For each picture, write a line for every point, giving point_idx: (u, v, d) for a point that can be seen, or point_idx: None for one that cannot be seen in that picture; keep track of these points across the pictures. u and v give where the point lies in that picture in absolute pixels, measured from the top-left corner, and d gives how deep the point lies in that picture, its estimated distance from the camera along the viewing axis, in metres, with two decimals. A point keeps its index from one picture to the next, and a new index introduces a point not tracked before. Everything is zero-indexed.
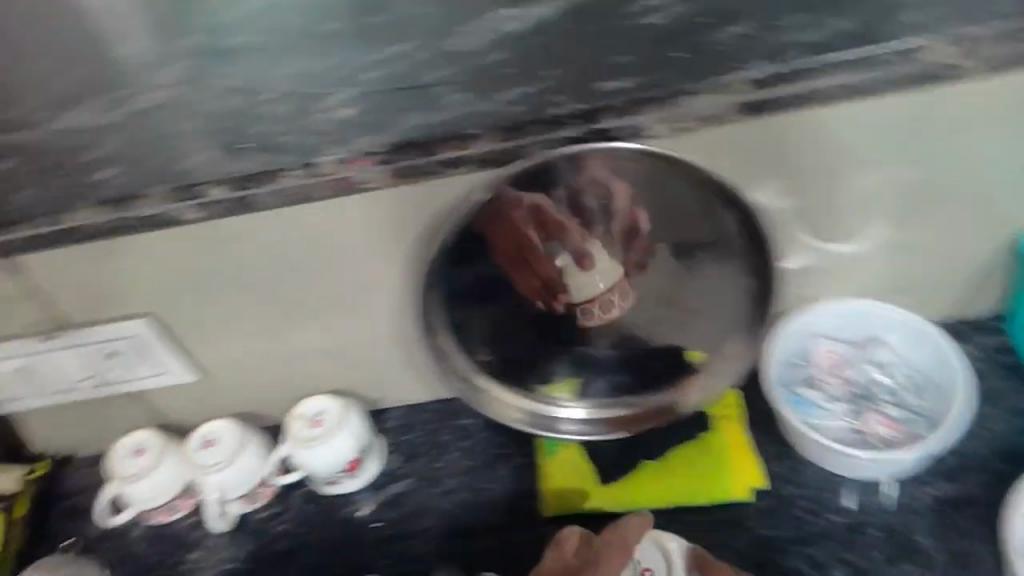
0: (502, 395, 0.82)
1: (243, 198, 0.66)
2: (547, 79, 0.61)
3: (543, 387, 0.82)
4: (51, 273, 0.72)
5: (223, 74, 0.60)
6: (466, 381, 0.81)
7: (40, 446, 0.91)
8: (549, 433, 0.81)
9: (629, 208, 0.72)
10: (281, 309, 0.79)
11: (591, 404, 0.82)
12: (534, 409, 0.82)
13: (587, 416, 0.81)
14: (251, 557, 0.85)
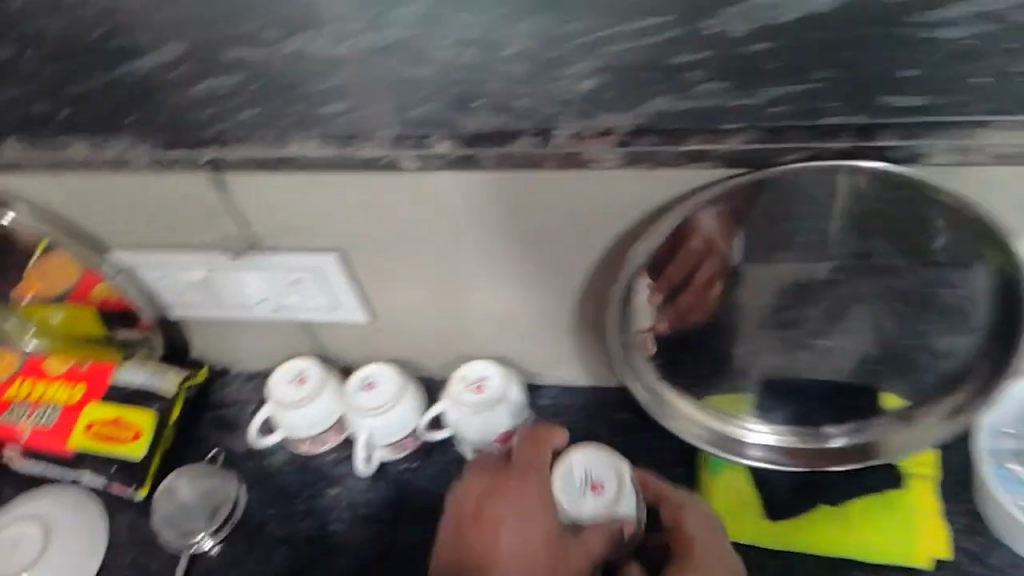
0: (682, 409, 0.76)
1: (468, 156, 0.63)
2: (820, 81, 0.54)
3: (721, 404, 0.76)
4: (254, 194, 0.72)
5: (459, 23, 0.56)
6: (650, 390, 0.75)
7: (199, 352, 0.94)
8: (734, 457, 0.77)
9: (703, 252, 0.68)
10: (467, 270, 0.77)
11: (777, 431, 0.76)
12: (717, 427, 0.76)
13: (776, 444, 0.76)
14: (388, 505, 0.84)
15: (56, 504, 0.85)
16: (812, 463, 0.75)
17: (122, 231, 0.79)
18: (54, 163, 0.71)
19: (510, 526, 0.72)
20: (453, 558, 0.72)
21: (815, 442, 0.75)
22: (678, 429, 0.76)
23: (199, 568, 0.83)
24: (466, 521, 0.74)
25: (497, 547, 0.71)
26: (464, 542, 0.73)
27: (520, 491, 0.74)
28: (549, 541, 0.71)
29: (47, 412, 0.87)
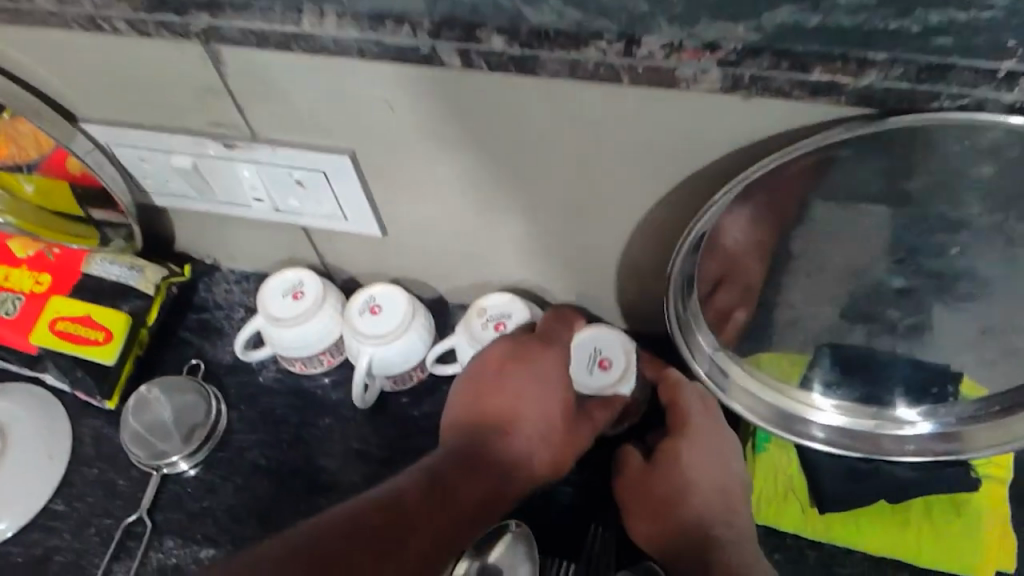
0: (737, 377, 0.67)
1: (527, 57, 0.50)
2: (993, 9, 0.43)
3: (777, 371, 0.67)
4: (255, 77, 0.59)
5: None
6: (712, 362, 0.67)
7: (182, 246, 0.83)
8: (794, 438, 0.67)
9: (744, 276, 0.63)
10: (507, 189, 0.65)
11: (843, 407, 0.67)
12: (776, 403, 0.67)
13: (840, 422, 0.67)
14: (385, 444, 0.74)
15: (15, 403, 0.77)
16: (883, 451, 0.66)
17: (97, 102, 0.66)
18: (12, 13, 0.58)
19: (533, 391, 0.65)
20: (466, 418, 0.65)
21: (889, 428, 0.66)
22: (739, 407, 0.67)
23: (171, 492, 0.74)
24: (481, 380, 0.66)
25: (519, 409, 0.64)
26: (481, 402, 0.65)
27: (543, 359, 0.66)
28: (565, 411, 0.66)
29: (9, 301, 0.78)
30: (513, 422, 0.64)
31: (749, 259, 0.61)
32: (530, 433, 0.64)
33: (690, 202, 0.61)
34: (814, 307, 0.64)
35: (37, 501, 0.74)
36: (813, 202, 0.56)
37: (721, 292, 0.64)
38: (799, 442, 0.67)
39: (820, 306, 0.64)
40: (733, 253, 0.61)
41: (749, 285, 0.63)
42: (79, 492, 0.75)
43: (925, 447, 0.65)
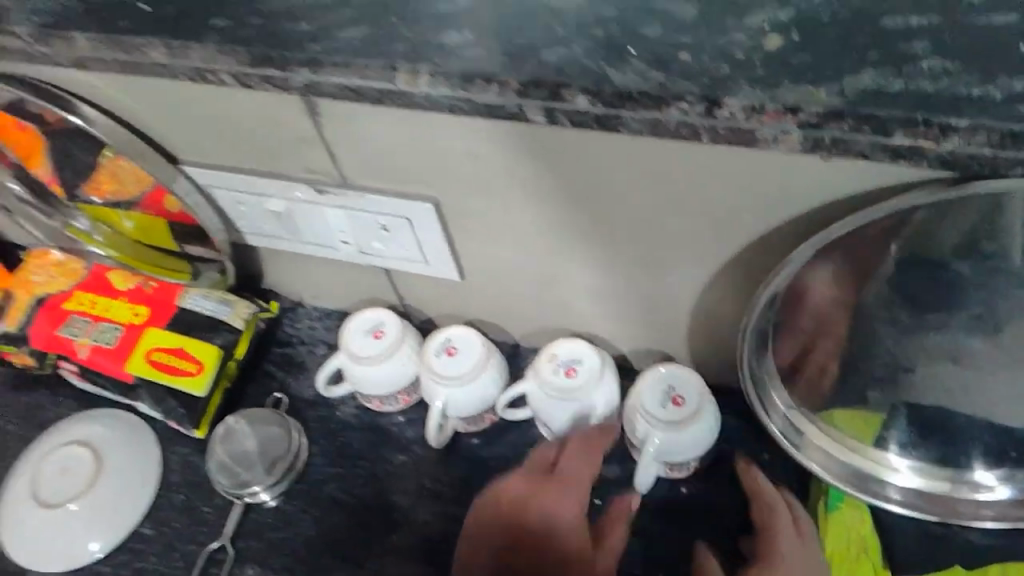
0: (812, 434, 0.66)
1: (612, 118, 0.51)
2: None
3: (852, 428, 0.66)
4: (350, 128, 0.63)
5: None
6: (784, 419, 0.65)
7: (271, 283, 0.87)
8: (868, 499, 0.66)
9: (825, 324, 0.62)
10: (582, 239, 0.67)
11: (919, 469, 0.65)
12: (850, 460, 0.66)
13: (916, 485, 0.65)
14: (456, 484, 0.76)
15: (109, 429, 0.81)
16: (959, 514, 0.64)
17: (198, 145, 0.70)
18: (126, 65, 0.62)
19: (552, 517, 0.71)
20: (488, 534, 0.71)
21: (964, 491, 0.64)
22: (815, 466, 0.66)
23: (252, 521, 0.77)
24: (502, 508, 0.72)
25: (538, 536, 0.70)
26: (502, 524, 0.71)
27: (558, 495, 0.72)
28: (582, 539, 0.70)
29: (108, 332, 0.82)
30: (533, 542, 0.69)
31: (844, 304, 0.60)
32: (549, 553, 0.69)
33: (764, 257, 0.62)
34: (895, 367, 0.63)
35: (122, 528, 0.78)
36: (892, 261, 0.56)
37: (799, 352, 0.63)
38: (873, 502, 0.66)
39: (896, 365, 0.64)
40: (828, 303, 0.60)
41: (840, 331, 0.62)
42: (167, 517, 0.78)
43: (1008, 514, 0.63)
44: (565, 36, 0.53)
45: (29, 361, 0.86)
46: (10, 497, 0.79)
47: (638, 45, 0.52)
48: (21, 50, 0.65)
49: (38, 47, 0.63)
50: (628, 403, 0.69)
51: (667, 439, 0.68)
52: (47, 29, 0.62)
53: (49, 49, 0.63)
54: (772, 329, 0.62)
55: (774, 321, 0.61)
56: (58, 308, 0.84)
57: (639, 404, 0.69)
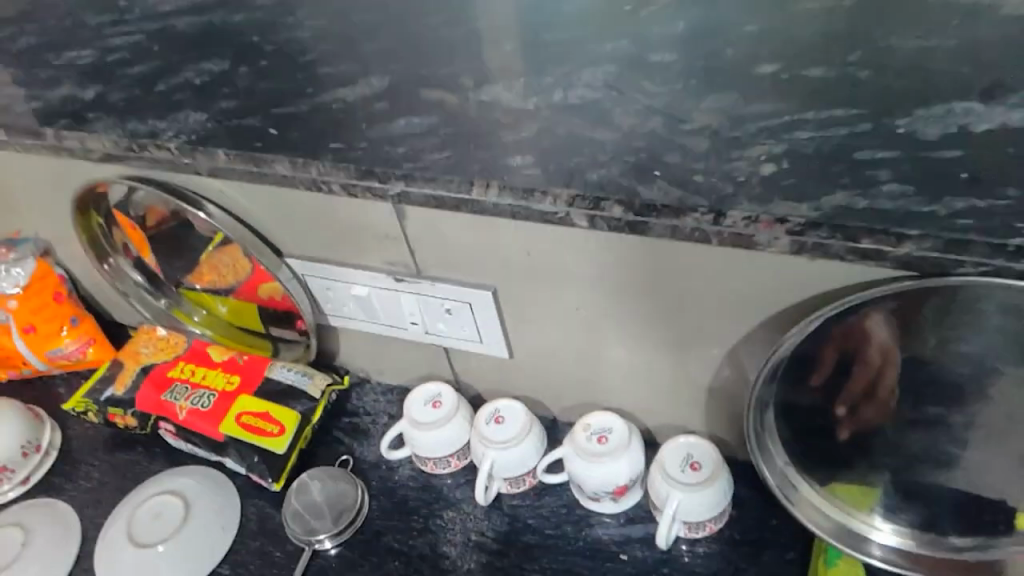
0: (809, 495, 0.77)
1: (640, 224, 0.65)
2: (986, 203, 0.59)
3: (846, 496, 0.76)
4: (430, 227, 0.78)
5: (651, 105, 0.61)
6: (782, 472, 0.77)
7: (343, 360, 1.02)
8: (860, 555, 0.74)
9: (880, 364, 0.70)
10: (615, 325, 0.80)
11: (901, 533, 0.75)
12: (843, 521, 0.76)
13: (899, 546, 0.75)
14: (500, 538, 0.85)
15: (198, 482, 0.94)
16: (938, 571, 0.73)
17: (299, 240, 0.87)
18: (255, 174, 0.79)
19: None
20: None
21: (939, 551, 0.74)
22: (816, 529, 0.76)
23: (318, 565, 0.87)
24: None
25: None
26: None
27: None
28: None
29: (205, 397, 0.95)
30: None
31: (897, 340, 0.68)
32: None
33: (765, 343, 0.74)
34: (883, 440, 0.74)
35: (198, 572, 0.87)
36: (872, 341, 0.68)
37: (862, 393, 0.72)
38: (864, 558, 0.74)
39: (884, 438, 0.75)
40: (887, 338, 0.68)
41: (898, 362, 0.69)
42: (243, 560, 0.89)
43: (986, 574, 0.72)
44: (605, 160, 0.68)
45: (133, 423, 0.98)
46: (108, 536, 0.91)
47: (662, 169, 0.66)
48: (170, 160, 0.82)
49: (184, 158, 0.81)
50: (654, 471, 0.80)
51: (687, 498, 0.78)
52: (196, 145, 0.79)
53: (192, 160, 0.81)
54: (823, 383, 0.72)
55: (818, 376, 0.72)
56: (163, 375, 0.99)
57: (662, 469, 0.79)
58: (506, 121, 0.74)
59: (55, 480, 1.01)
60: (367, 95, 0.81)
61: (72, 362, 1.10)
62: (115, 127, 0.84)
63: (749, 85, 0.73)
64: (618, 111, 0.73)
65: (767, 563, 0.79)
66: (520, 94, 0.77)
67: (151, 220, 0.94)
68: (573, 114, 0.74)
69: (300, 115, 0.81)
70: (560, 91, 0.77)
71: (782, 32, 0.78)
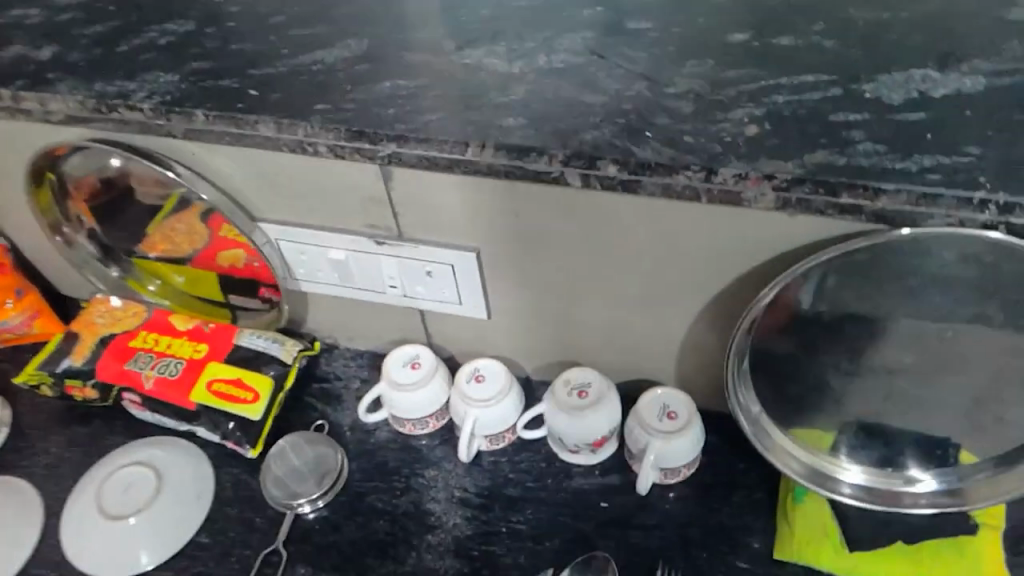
0: (781, 441, 0.82)
1: (633, 181, 0.68)
2: (950, 160, 0.64)
3: (812, 440, 0.82)
4: (415, 190, 0.79)
5: None
6: (755, 420, 0.81)
7: (310, 327, 1.01)
8: (827, 492, 0.80)
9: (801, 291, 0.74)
10: (595, 283, 0.83)
11: (867, 470, 0.81)
12: (812, 463, 0.81)
13: (865, 483, 0.80)
14: (483, 493, 0.87)
15: (169, 453, 0.91)
16: (901, 504, 0.79)
17: (275, 204, 0.86)
18: (235, 137, 0.78)
19: None
20: None
21: (903, 485, 0.80)
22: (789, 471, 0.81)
23: (301, 528, 0.87)
24: None
25: None
26: None
27: None
28: None
29: (171, 364, 0.93)
30: None
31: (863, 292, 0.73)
32: None
33: (738, 297, 0.79)
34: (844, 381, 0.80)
35: (175, 543, 0.86)
36: (834, 288, 0.74)
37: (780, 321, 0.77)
38: (830, 496, 0.80)
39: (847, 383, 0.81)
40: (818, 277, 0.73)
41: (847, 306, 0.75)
42: (222, 527, 0.88)
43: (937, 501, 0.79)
44: (597, 121, 0.70)
45: (94, 395, 0.96)
46: (74, 511, 0.88)
47: (653, 130, 0.69)
48: (141, 122, 0.80)
49: (157, 120, 0.79)
50: (630, 420, 0.83)
51: (663, 446, 0.82)
52: (171, 106, 0.77)
53: (167, 122, 0.78)
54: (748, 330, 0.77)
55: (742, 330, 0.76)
56: (124, 345, 0.95)
57: (639, 419, 0.82)
58: (493, 84, 0.76)
59: (8, 457, 0.97)
60: (346, 57, 0.81)
61: (16, 335, 1.06)
62: (80, 87, 0.82)
63: (727, 52, 0.76)
64: (603, 75, 0.75)
65: (737, 503, 0.84)
66: (504, 59, 0.79)
67: (88, 189, 0.95)
68: (560, 78, 0.76)
69: (280, 77, 0.79)
70: (544, 57, 0.78)
71: (751, 3, 0.82)
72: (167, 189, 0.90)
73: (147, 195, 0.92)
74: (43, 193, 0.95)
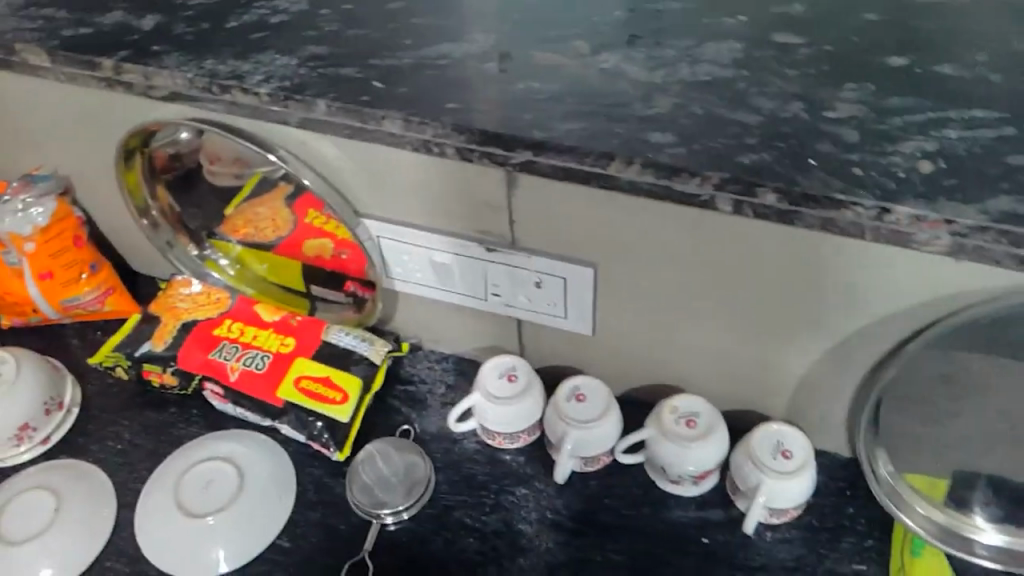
0: (912, 500, 0.81)
1: (791, 213, 0.64)
2: None
3: (941, 497, 0.81)
4: (540, 199, 0.75)
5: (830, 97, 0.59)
6: (887, 488, 0.81)
7: (394, 327, 0.98)
8: (962, 554, 0.79)
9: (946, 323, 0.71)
10: (714, 309, 0.78)
11: (1003, 529, 0.79)
12: (944, 522, 0.80)
13: (1003, 543, 0.79)
14: (577, 517, 0.85)
15: (251, 449, 0.88)
16: None
17: (382, 201, 0.82)
18: (357, 128, 0.73)
19: None
20: None
21: None
22: (910, 521, 0.80)
23: (387, 540, 0.84)
24: None
25: None
26: None
27: None
28: None
29: (257, 357, 0.92)
30: None
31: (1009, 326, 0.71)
32: None
33: (871, 337, 0.75)
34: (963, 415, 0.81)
35: (255, 545, 0.83)
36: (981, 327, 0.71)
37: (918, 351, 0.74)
38: (964, 557, 0.79)
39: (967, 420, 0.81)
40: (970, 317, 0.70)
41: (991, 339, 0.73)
42: (304, 532, 0.85)
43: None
44: (755, 143, 0.66)
45: (173, 382, 0.94)
46: (150, 505, 0.85)
47: (817, 158, 0.64)
48: (254, 106, 0.75)
49: (273, 106, 0.74)
50: (741, 453, 0.80)
51: (775, 485, 0.78)
52: (291, 93, 0.72)
53: (284, 108, 0.74)
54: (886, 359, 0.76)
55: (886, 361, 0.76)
56: (207, 334, 0.94)
57: (750, 455, 0.79)
58: (637, 94, 0.71)
59: (78, 439, 0.93)
60: (474, 52, 0.75)
61: (87, 312, 1.02)
62: (190, 63, 0.76)
63: (891, 79, 0.70)
64: (755, 93, 0.70)
65: (847, 549, 0.82)
66: (644, 66, 0.73)
67: (161, 164, 0.92)
68: (707, 92, 0.70)
69: (405, 69, 0.74)
70: (687, 68, 0.72)
71: (914, 22, 0.75)
72: (246, 169, 0.87)
73: (220, 175, 0.90)
74: (132, 173, 0.92)
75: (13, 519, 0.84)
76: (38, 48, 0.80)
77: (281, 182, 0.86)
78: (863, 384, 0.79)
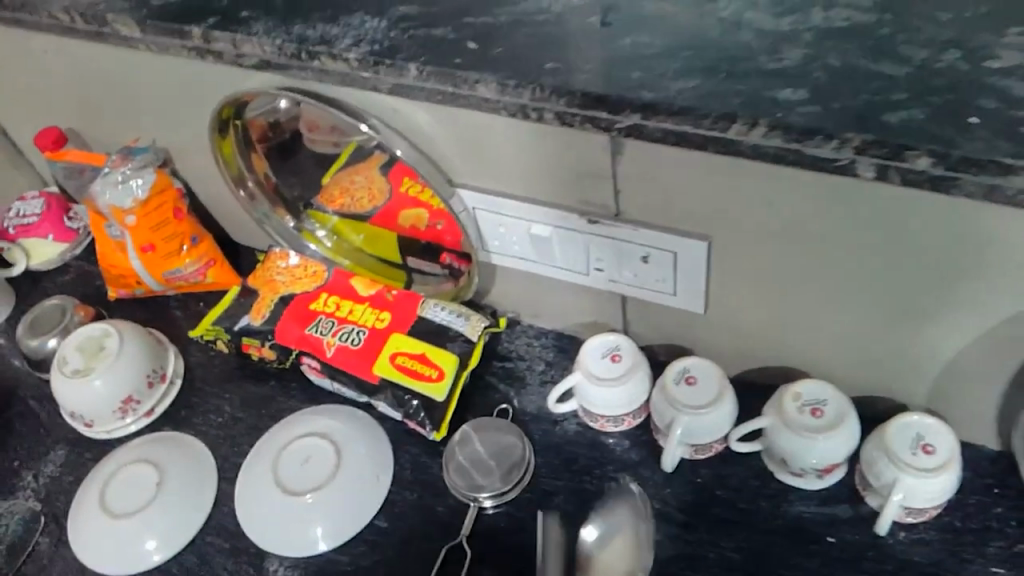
0: None
1: (948, 180, 0.55)
2: None
3: None
4: (649, 167, 0.68)
5: None
6: None
7: (491, 300, 0.94)
8: None
9: None
10: (846, 289, 0.70)
11: None
12: None
13: None
14: (686, 508, 0.79)
15: (348, 427, 0.86)
16: None
17: (480, 170, 0.77)
18: (450, 94, 0.68)
19: None
20: None
21: None
22: None
23: (485, 525, 0.81)
24: None
25: None
26: None
27: None
28: None
29: (354, 333, 0.89)
30: None
31: None
32: None
33: None
34: None
35: (349, 527, 0.81)
36: None
37: None
38: None
39: None
40: None
41: None
42: (401, 513, 0.82)
43: None
44: (902, 100, 0.57)
45: (271, 356, 0.92)
46: (247, 481, 0.84)
47: (979, 116, 0.55)
48: (343, 73, 0.71)
49: (363, 71, 0.69)
50: (874, 447, 0.72)
51: (914, 483, 0.70)
52: (381, 57, 0.68)
53: (374, 74, 0.69)
54: None
55: None
56: (304, 309, 0.92)
57: (886, 449, 0.71)
58: (762, 46, 0.62)
59: (182, 412, 0.94)
60: (578, 4, 0.68)
61: (189, 283, 1.02)
62: (277, 29, 0.73)
63: None
64: (901, 40, 0.60)
65: (994, 555, 0.73)
66: (768, 13, 0.65)
67: (256, 134, 0.89)
68: (845, 41, 0.61)
69: (501, 28, 0.68)
70: (820, 13, 0.64)
71: None
72: (342, 138, 0.83)
73: (318, 142, 0.86)
74: (227, 144, 0.90)
75: (119, 490, 0.85)
76: (128, 18, 0.78)
77: (376, 151, 0.82)
78: (1021, 372, 0.69)
